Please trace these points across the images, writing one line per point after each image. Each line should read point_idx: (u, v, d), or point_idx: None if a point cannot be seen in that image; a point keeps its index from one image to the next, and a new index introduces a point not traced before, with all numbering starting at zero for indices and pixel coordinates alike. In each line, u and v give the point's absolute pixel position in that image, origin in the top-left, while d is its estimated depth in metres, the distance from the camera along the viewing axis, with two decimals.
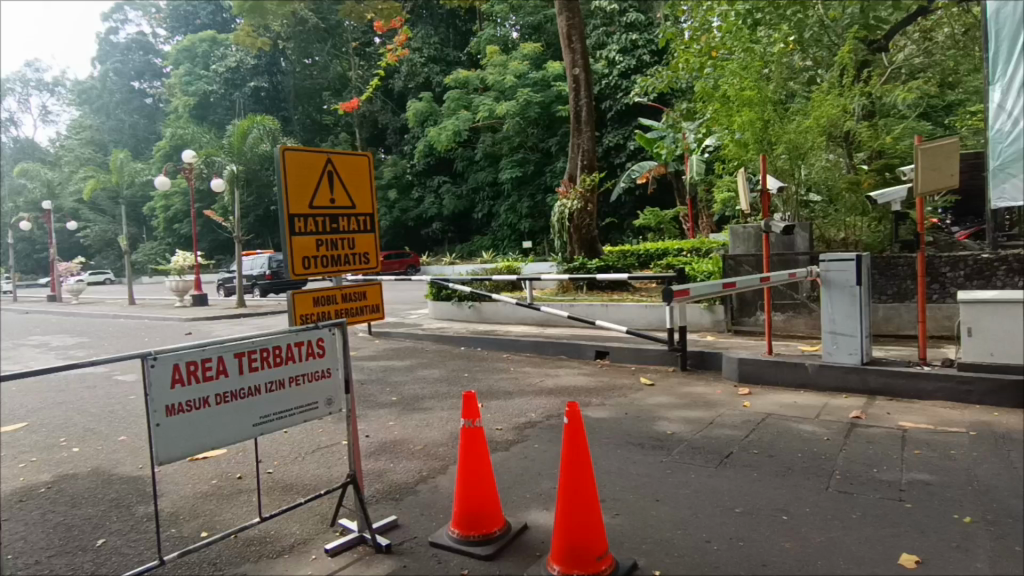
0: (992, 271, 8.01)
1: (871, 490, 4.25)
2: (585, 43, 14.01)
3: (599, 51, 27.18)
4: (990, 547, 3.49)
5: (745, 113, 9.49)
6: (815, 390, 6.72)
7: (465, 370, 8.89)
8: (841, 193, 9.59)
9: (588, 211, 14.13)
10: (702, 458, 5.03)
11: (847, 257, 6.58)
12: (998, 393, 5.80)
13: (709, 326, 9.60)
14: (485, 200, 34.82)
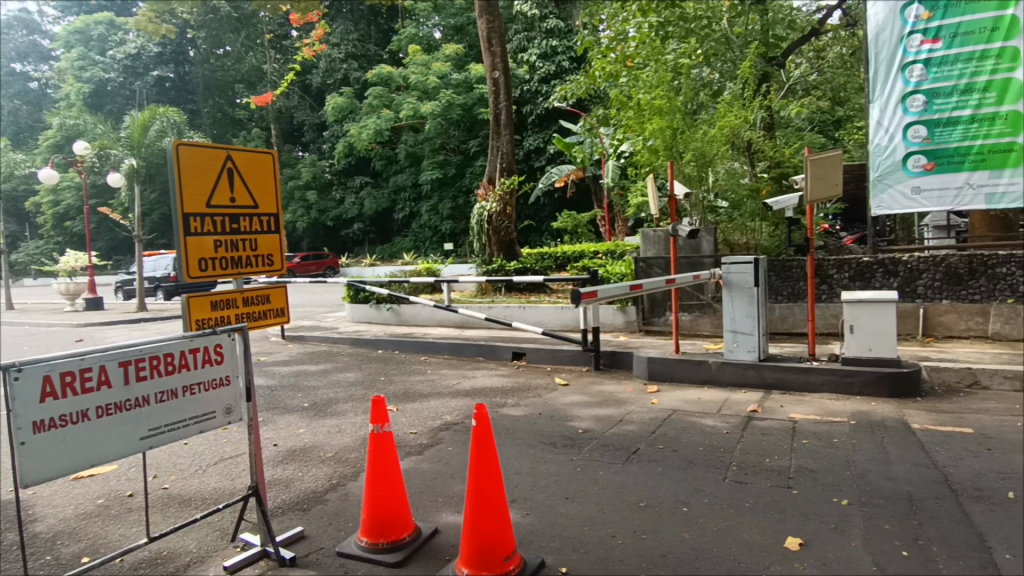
0: (872, 273, 8.77)
1: (764, 479, 4.52)
2: (505, 48, 14.15)
3: (520, 55, 27.51)
4: (864, 526, 3.80)
5: (656, 121, 9.91)
6: (717, 385, 7.09)
7: (381, 373, 8.72)
8: (744, 199, 10.18)
9: (508, 214, 14.25)
10: (612, 455, 5.17)
11: (746, 260, 6.98)
12: (875, 384, 6.35)
13: (622, 326, 9.91)
14: (407, 200, 34.34)
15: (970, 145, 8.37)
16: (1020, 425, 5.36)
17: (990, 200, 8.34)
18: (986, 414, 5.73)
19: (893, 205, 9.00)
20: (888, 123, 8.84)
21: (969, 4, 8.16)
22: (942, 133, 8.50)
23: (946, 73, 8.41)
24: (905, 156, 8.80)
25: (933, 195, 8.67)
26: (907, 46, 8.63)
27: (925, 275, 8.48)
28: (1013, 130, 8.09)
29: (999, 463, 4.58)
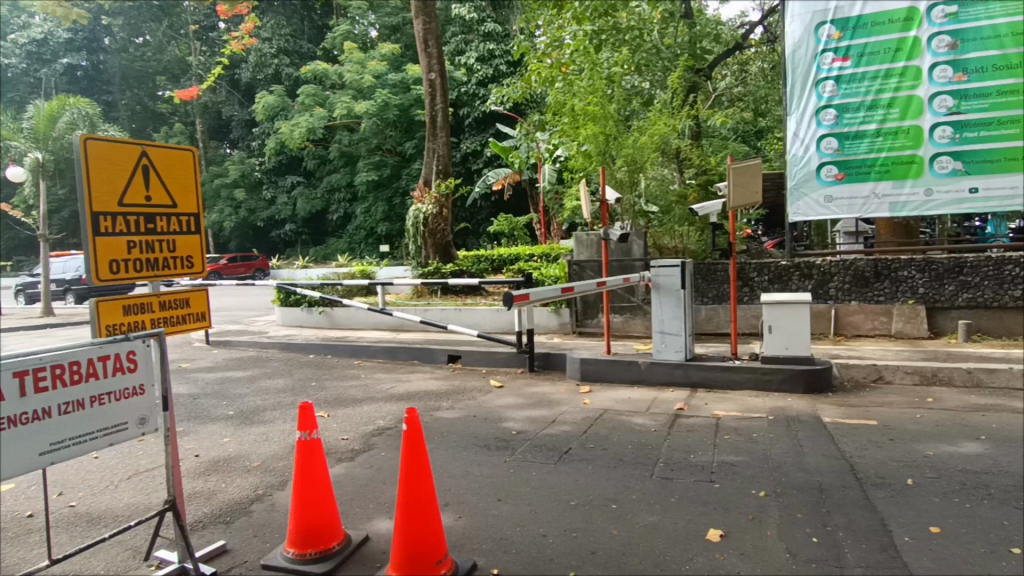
0: (789, 276, 9.29)
1: (688, 474, 4.70)
2: (442, 50, 14.09)
3: (458, 58, 27.48)
4: (780, 516, 4.02)
5: (590, 127, 10.15)
6: (646, 385, 7.31)
7: (313, 379, 8.48)
8: (672, 204, 10.56)
9: (444, 216, 14.18)
10: (544, 455, 5.23)
11: (673, 263, 7.23)
12: (791, 381, 6.71)
13: (556, 328, 10.07)
14: (341, 201, 33.60)
15: (877, 157, 9.01)
16: (918, 416, 5.80)
17: (893, 208, 8.99)
18: (889, 407, 6.17)
19: (809, 212, 9.43)
20: (804, 135, 9.34)
21: (874, 28, 8.90)
22: (851, 145, 9.10)
23: (855, 90, 9.06)
24: (818, 166, 9.30)
25: (843, 203, 9.22)
26: (820, 63, 9.21)
27: (836, 278, 9.05)
28: (914, 143, 8.80)
29: (899, 452, 4.94)
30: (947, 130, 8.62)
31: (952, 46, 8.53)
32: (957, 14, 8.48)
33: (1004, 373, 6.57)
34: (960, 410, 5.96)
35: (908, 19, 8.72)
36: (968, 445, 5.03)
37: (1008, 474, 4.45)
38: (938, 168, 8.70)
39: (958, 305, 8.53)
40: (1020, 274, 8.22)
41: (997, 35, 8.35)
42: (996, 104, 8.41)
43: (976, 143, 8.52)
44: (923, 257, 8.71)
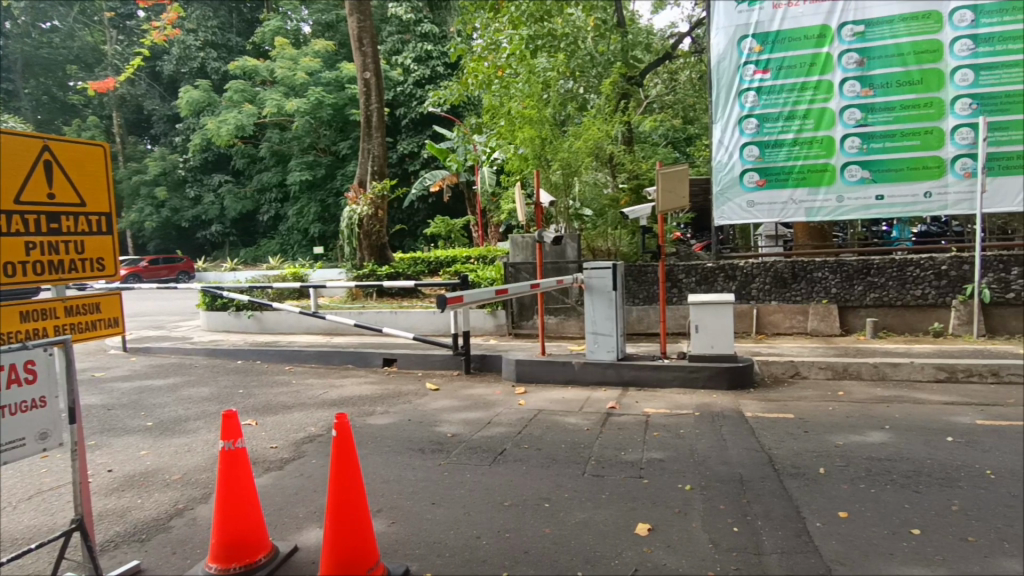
0: (714, 278, 9.69)
1: (618, 471, 4.82)
2: (377, 49, 13.89)
3: (394, 58, 27.15)
4: (704, 508, 4.18)
5: (526, 131, 10.30)
6: (579, 385, 7.45)
7: (240, 386, 8.15)
8: (606, 207, 10.79)
9: (379, 217, 13.94)
10: (479, 457, 5.24)
11: (605, 265, 7.40)
12: (716, 378, 7.01)
13: (493, 330, 10.06)
14: (273, 202, 32.50)
15: (794, 164, 9.53)
16: (830, 409, 6.18)
17: (809, 213, 9.53)
18: (805, 401, 6.54)
19: (733, 216, 9.86)
20: (728, 143, 9.76)
21: (791, 43, 9.43)
22: (771, 153, 9.60)
23: (774, 101, 9.56)
24: (742, 172, 9.74)
25: (764, 208, 9.69)
26: (743, 74, 9.66)
27: (757, 279, 9.53)
28: (827, 153, 9.38)
29: (813, 443, 5.25)
30: (857, 141, 9.24)
31: (860, 63, 9.15)
32: (865, 33, 9.11)
33: (906, 367, 7.08)
34: (867, 402, 6.39)
35: (821, 36, 9.29)
36: (873, 434, 5.41)
37: (908, 460, 4.80)
38: (848, 176, 9.30)
39: (866, 304, 9.14)
40: (920, 274, 8.90)
41: (899, 54, 9.03)
42: (899, 117, 9.09)
43: (882, 154, 9.16)
44: (836, 259, 9.28)
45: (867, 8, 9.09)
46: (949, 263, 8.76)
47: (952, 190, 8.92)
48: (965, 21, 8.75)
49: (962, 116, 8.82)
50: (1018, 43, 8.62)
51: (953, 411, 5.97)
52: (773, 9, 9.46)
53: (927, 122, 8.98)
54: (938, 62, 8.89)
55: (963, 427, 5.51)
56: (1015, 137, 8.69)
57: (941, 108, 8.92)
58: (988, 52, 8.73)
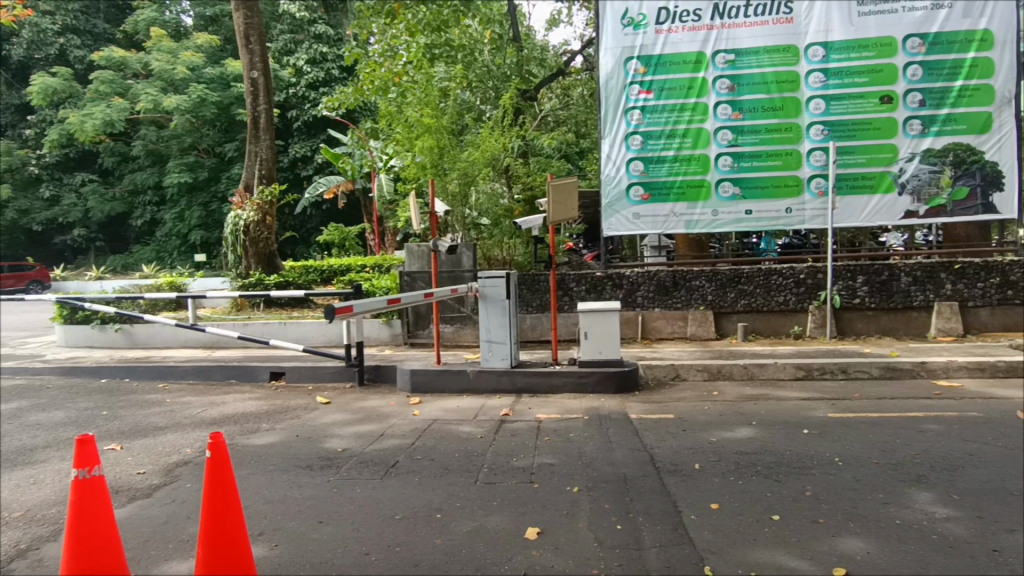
0: (603, 286, 10.12)
1: (510, 477, 4.90)
2: (266, 47, 13.26)
3: (285, 57, 26.01)
4: (590, 508, 4.34)
5: (425, 139, 10.36)
6: (474, 393, 7.49)
7: (103, 408, 7.41)
8: (500, 217, 10.93)
9: (268, 224, 13.26)
10: (369, 471, 5.11)
11: (499, 274, 7.48)
12: (604, 383, 7.32)
13: (388, 340, 10.03)
14: (147, 205, 30.06)
15: (675, 180, 10.18)
16: (705, 408, 6.65)
17: (688, 226, 10.21)
18: (683, 402, 6.98)
19: (620, 227, 10.37)
20: (615, 157, 10.26)
21: (671, 66, 10.10)
22: (654, 168, 10.21)
23: (657, 120, 10.19)
24: (628, 186, 10.28)
25: (648, 220, 10.27)
26: (629, 94, 10.22)
27: (641, 287, 10.05)
28: (703, 170, 10.11)
29: (690, 441, 5.61)
30: (729, 160, 10.04)
31: (732, 88, 9.97)
32: (735, 61, 9.94)
33: (771, 367, 7.76)
34: (738, 401, 6.93)
35: (697, 62, 10.04)
36: (742, 430, 5.87)
37: (771, 453, 5.27)
38: (722, 192, 10.09)
39: (738, 310, 9.91)
40: (782, 283, 9.80)
41: (764, 82, 9.93)
42: (764, 139, 9.98)
43: (751, 172, 10.01)
44: (711, 269, 9.99)
45: (737, 39, 9.93)
46: (807, 272, 9.72)
47: (809, 207, 9.91)
48: (818, 56, 9.79)
49: (816, 140, 9.84)
50: (860, 77, 9.76)
51: (809, 406, 6.61)
52: (656, 34, 10.12)
53: (788, 145, 9.93)
54: (796, 91, 9.87)
55: (817, 420, 6.13)
56: (859, 160, 9.82)
57: (798, 133, 9.90)
58: (837, 85, 9.79)
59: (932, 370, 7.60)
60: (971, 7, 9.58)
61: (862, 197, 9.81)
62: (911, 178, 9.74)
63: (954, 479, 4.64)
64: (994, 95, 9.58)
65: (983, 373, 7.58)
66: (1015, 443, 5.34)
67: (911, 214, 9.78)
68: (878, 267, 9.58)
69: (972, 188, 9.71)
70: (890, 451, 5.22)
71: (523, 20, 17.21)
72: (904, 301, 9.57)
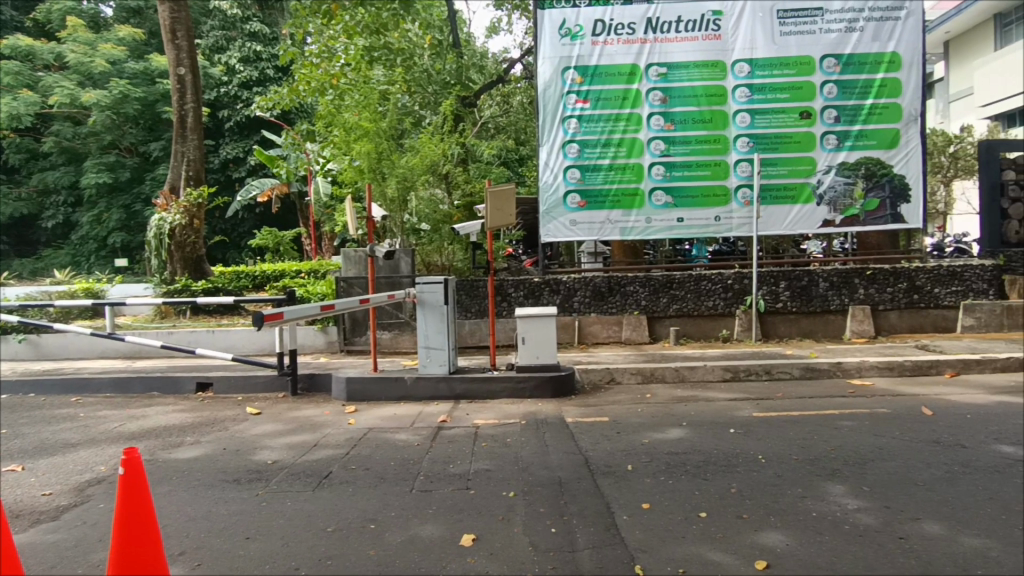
0: (541, 292, 10.24)
1: (446, 484, 4.87)
2: (194, 43, 12.71)
3: (216, 55, 25.03)
4: (525, 512, 4.37)
5: (363, 143, 10.15)
6: (411, 400, 7.41)
7: (6, 425, 6.86)
8: (440, 223, 10.86)
9: (195, 227, 12.69)
10: (300, 483, 4.96)
11: (436, 280, 7.44)
12: (541, 387, 7.40)
13: (323, 348, 9.80)
14: (60, 205, 28.13)
15: (610, 188, 10.43)
16: (638, 411, 6.83)
17: (623, 233, 10.47)
18: (618, 405, 7.14)
19: (558, 234, 10.53)
20: (553, 165, 10.43)
21: (606, 77, 10.36)
22: (590, 176, 10.43)
23: (593, 129, 10.42)
24: (565, 194, 10.46)
25: (584, 227, 10.48)
26: (566, 103, 10.41)
27: (578, 293, 10.24)
28: (637, 179, 10.41)
29: (624, 443, 5.74)
30: (661, 169, 10.38)
31: (664, 100, 10.32)
32: (667, 74, 10.31)
33: (701, 369, 8.06)
34: (669, 403, 7.16)
35: (631, 74, 10.34)
36: (673, 431, 6.06)
37: (700, 452, 5.46)
38: (655, 201, 10.41)
39: (670, 314, 10.24)
40: (711, 288, 10.19)
41: (694, 96, 10.33)
42: (694, 150, 10.37)
43: (682, 181, 10.38)
44: (645, 275, 10.29)
45: (668, 53, 10.30)
46: (734, 278, 10.15)
47: (736, 215, 10.37)
48: (744, 72, 10.27)
49: (742, 152, 10.31)
50: (782, 93, 10.30)
51: (736, 407, 6.90)
52: (592, 46, 10.36)
53: (716, 156, 10.35)
54: (724, 105, 10.31)
55: (743, 419, 6.40)
56: (781, 172, 10.36)
57: (726, 144, 10.34)
58: (761, 100, 10.30)
59: (847, 370, 8.08)
60: (880, 31, 10.28)
61: (784, 207, 10.36)
62: (828, 190, 10.35)
63: (865, 472, 4.95)
64: (901, 113, 10.32)
65: (892, 372, 8.12)
66: (918, 436, 5.75)
67: (828, 223, 10.38)
68: (798, 273, 10.12)
69: (882, 200, 10.40)
70: (808, 447, 5.52)
71: (463, 26, 17.23)
72: (822, 305, 10.14)
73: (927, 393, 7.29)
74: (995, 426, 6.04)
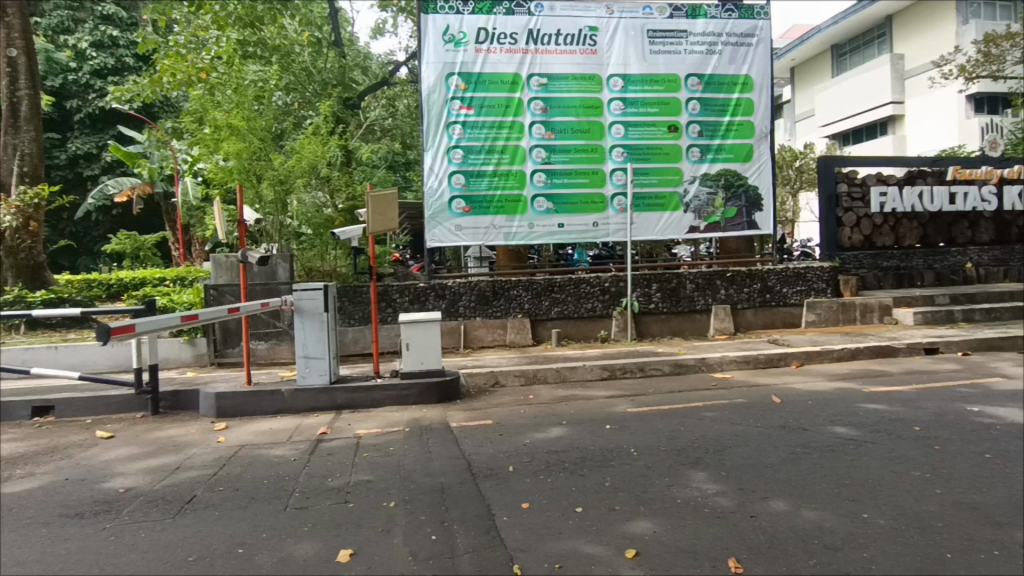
0: (426, 297, 10.21)
1: (323, 499, 4.69)
2: (29, 22, 11.30)
3: (60, 37, 22.40)
4: (405, 522, 4.31)
5: (231, 142, 9.51)
6: (289, 414, 7.06)
7: None
8: (321, 228, 10.47)
9: (31, 231, 11.27)
10: (158, 511, 4.55)
11: (316, 287, 7.20)
12: (426, 393, 7.36)
13: (190, 361, 9.11)
14: None
15: (494, 194, 10.58)
16: (523, 412, 6.99)
17: (507, 237, 10.67)
18: (502, 407, 7.27)
19: (444, 238, 10.53)
20: (438, 170, 10.43)
21: (490, 85, 10.52)
22: (475, 182, 10.53)
23: (477, 135, 10.53)
24: (450, 199, 10.50)
25: (469, 232, 10.56)
26: (451, 108, 10.45)
27: (463, 297, 10.29)
28: (520, 185, 10.64)
29: (506, 444, 5.85)
30: (543, 176, 10.70)
31: (545, 110, 10.66)
32: (547, 85, 10.65)
33: (581, 369, 8.42)
34: (551, 403, 7.40)
35: (514, 83, 10.57)
36: (553, 430, 6.27)
37: (577, 449, 5.69)
38: (537, 207, 10.71)
39: (552, 317, 10.57)
40: (590, 291, 10.65)
41: (573, 107, 10.76)
42: (574, 159, 10.79)
43: (562, 189, 10.76)
44: (527, 278, 10.55)
45: (548, 64, 10.65)
46: (610, 281, 10.68)
47: (612, 222, 10.91)
48: (618, 86, 10.86)
49: (617, 161, 10.87)
50: (652, 108, 11.00)
51: (613, 404, 7.27)
52: (475, 53, 10.48)
53: (594, 165, 10.83)
54: (600, 116, 10.83)
55: (618, 415, 6.76)
56: (652, 181, 11.05)
57: (602, 154, 10.85)
58: (634, 113, 10.93)
59: (710, 365, 8.80)
60: (736, 55, 11.28)
61: (655, 214, 11.07)
62: (693, 199, 11.18)
63: (722, 458, 5.41)
64: (753, 130, 11.38)
65: (748, 365, 8.94)
66: (769, 423, 6.37)
67: (694, 229, 11.21)
68: (668, 277, 10.84)
69: (739, 208, 11.40)
70: (675, 438, 5.93)
71: (346, 25, 16.75)
72: (689, 305, 10.93)
73: (777, 383, 8.10)
74: (830, 409, 6.84)
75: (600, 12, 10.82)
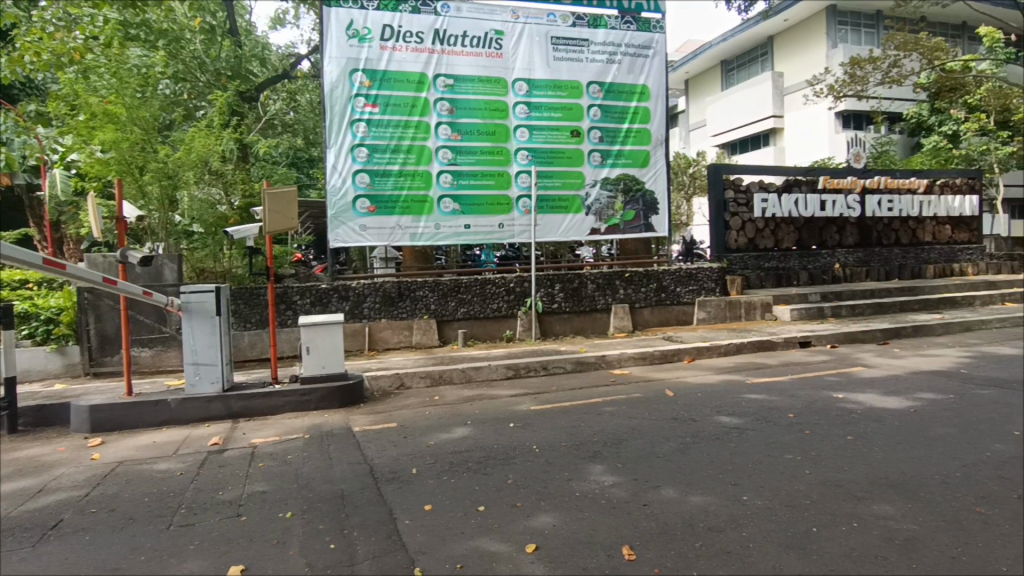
0: (329, 298, 9.91)
1: (212, 514, 4.44)
2: None
3: None
4: (302, 532, 4.18)
5: (107, 131, 8.68)
6: (176, 425, 6.62)
7: None
8: (215, 227, 9.95)
9: None
10: (15, 540, 4.12)
11: (206, 288, 6.77)
12: (328, 398, 7.15)
13: (61, 371, 8.33)
14: None
15: (399, 194, 10.45)
16: (427, 413, 6.96)
17: (413, 238, 10.56)
18: (407, 409, 7.19)
19: (348, 238, 10.26)
20: (341, 168, 10.16)
21: (395, 83, 10.37)
22: (379, 181, 10.35)
23: (382, 134, 10.35)
24: (354, 199, 10.25)
25: (374, 232, 10.36)
26: (354, 105, 10.20)
27: (368, 299, 10.09)
28: (426, 186, 10.57)
29: (409, 447, 5.80)
30: (449, 177, 10.69)
31: (451, 111, 10.66)
32: (453, 86, 10.66)
33: (486, 369, 8.50)
34: (457, 403, 7.42)
35: (420, 82, 10.50)
36: (458, 431, 6.30)
37: (481, 448, 5.74)
38: (443, 208, 10.69)
39: (458, 317, 10.59)
40: (495, 291, 10.77)
41: (479, 109, 10.83)
42: (480, 161, 10.86)
43: (469, 190, 10.82)
44: (434, 279, 10.50)
45: (454, 65, 10.66)
46: (515, 281, 10.84)
47: (518, 223, 11.09)
48: (523, 90, 11.07)
49: (522, 164, 11.07)
50: (556, 113, 11.28)
51: (517, 402, 7.41)
52: (380, 50, 10.31)
53: (500, 167, 10.96)
54: (505, 119, 10.98)
55: (522, 413, 6.90)
56: (556, 184, 11.34)
57: (508, 156, 11.00)
58: (538, 117, 11.17)
59: (610, 362, 9.18)
60: (634, 65, 11.81)
61: (559, 216, 11.37)
62: (594, 202, 11.60)
63: (619, 451, 5.66)
64: (649, 138, 11.96)
65: (645, 361, 9.41)
66: (662, 415, 6.74)
67: (595, 230, 11.62)
68: (571, 277, 11.17)
69: (637, 211, 11.94)
70: (576, 433, 6.13)
71: (242, 12, 15.86)
72: (591, 305, 11.31)
73: (671, 377, 8.59)
74: (718, 400, 7.35)
75: (506, 16, 10.96)
